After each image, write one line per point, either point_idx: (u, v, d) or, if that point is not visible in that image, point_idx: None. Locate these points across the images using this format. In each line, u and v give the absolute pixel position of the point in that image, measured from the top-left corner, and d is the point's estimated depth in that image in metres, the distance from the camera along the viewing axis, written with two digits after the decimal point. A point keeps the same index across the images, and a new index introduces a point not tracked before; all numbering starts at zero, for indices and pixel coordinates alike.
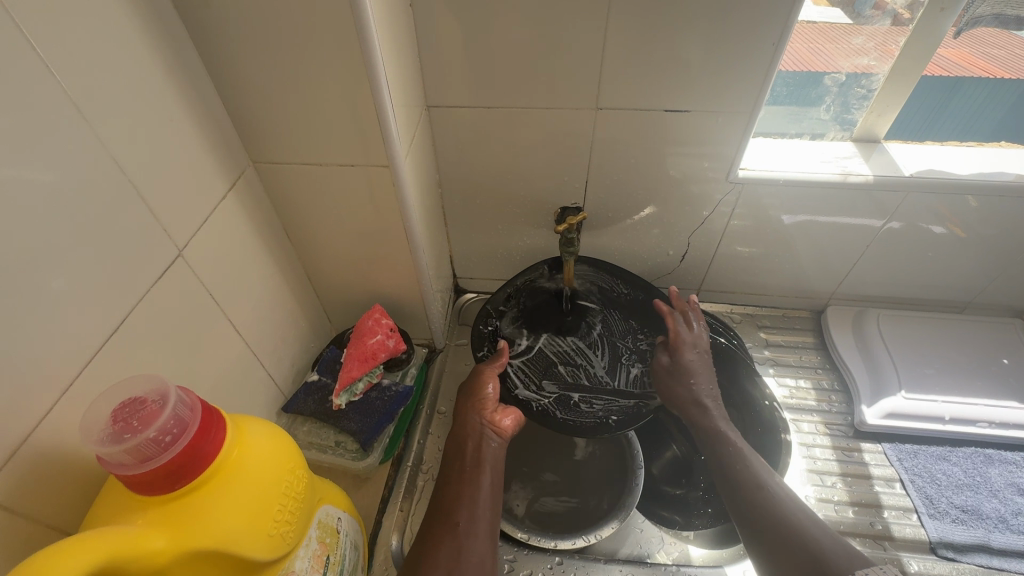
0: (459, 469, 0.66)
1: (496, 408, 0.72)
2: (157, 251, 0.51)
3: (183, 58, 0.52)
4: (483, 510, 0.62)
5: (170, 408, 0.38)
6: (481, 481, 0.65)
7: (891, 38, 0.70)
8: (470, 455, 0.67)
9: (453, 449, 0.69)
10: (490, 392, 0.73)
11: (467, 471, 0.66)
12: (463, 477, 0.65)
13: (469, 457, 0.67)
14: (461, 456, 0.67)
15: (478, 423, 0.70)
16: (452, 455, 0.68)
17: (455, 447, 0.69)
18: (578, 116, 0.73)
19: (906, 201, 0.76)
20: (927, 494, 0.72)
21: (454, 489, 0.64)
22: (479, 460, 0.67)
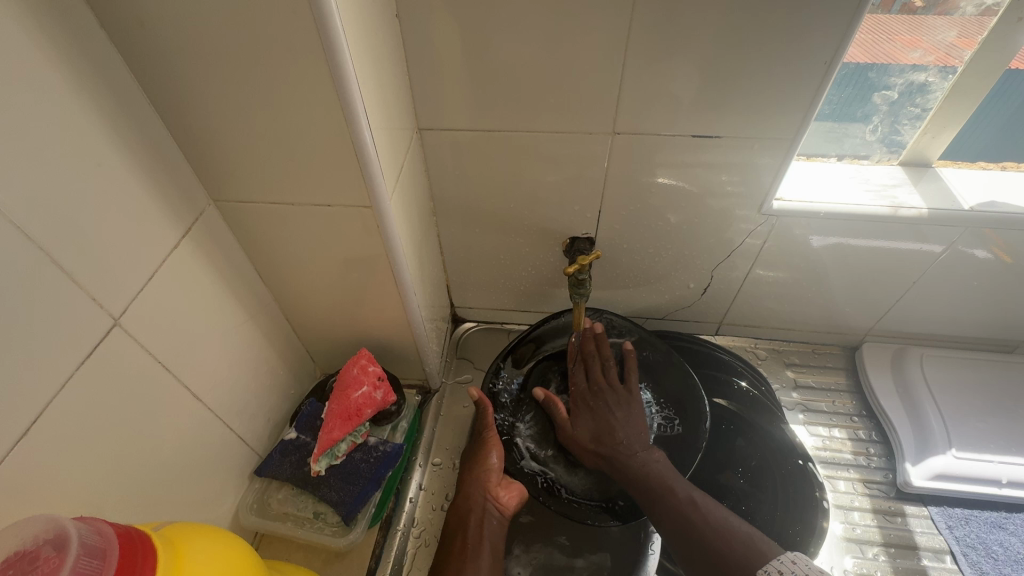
0: (459, 549, 0.63)
1: (500, 482, 0.68)
2: (86, 323, 0.42)
3: (119, 88, 0.44)
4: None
5: (71, 563, 0.29)
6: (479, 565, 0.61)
7: (954, 51, 0.60)
8: (471, 534, 0.64)
9: (454, 524, 0.65)
10: (495, 464, 0.69)
11: (467, 552, 0.62)
12: (463, 559, 0.61)
13: (470, 534, 0.64)
14: (461, 535, 0.64)
15: (481, 499, 0.66)
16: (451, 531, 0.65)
17: (456, 523, 0.65)
18: (590, 140, 0.64)
19: (964, 233, 0.67)
20: (982, 570, 0.67)
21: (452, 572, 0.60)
22: (481, 541, 0.63)
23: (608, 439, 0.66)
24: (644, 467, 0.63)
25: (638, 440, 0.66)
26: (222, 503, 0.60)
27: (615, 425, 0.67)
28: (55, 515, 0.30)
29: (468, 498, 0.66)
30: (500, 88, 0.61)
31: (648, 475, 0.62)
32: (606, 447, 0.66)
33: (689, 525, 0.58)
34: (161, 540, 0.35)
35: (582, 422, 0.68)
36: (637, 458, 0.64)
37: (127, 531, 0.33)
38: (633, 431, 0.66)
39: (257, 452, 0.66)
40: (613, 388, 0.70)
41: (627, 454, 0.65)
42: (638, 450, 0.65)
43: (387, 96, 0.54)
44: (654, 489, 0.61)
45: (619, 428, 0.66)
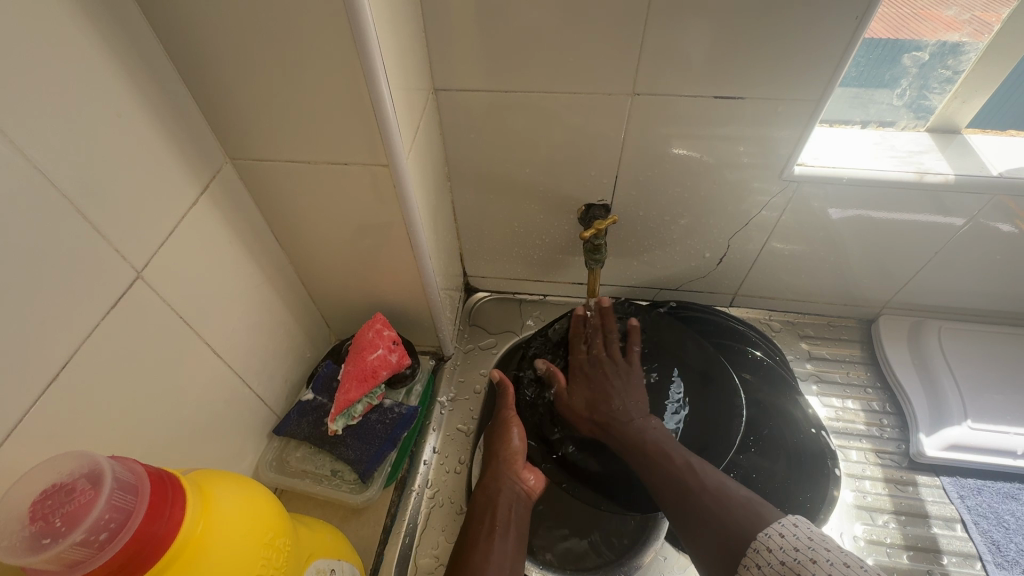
0: (487, 529, 0.61)
1: (524, 463, 0.67)
2: (110, 275, 0.43)
3: (137, 40, 0.43)
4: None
5: (105, 497, 0.30)
6: (508, 546, 0.60)
7: (991, 7, 0.58)
8: (500, 514, 0.62)
9: (480, 505, 0.64)
10: (516, 444, 0.68)
11: (497, 529, 0.61)
12: (492, 538, 0.60)
13: (499, 513, 0.62)
14: (490, 515, 0.62)
15: (509, 482, 0.65)
16: (477, 511, 0.63)
17: (482, 503, 0.64)
18: (608, 103, 0.63)
19: (988, 205, 0.65)
20: (993, 540, 0.68)
21: (480, 549, 0.59)
22: (509, 522, 0.62)
23: (605, 408, 0.68)
24: (640, 433, 0.65)
25: (637, 408, 0.67)
26: (243, 458, 0.61)
27: (610, 393, 0.69)
28: (91, 453, 0.32)
29: (495, 479, 0.65)
30: (517, 47, 0.59)
31: (643, 440, 0.64)
32: (600, 415, 0.68)
33: (693, 493, 0.57)
34: (189, 483, 0.35)
35: (579, 389, 0.71)
36: (633, 424, 0.66)
37: (158, 471, 0.34)
38: (631, 401, 0.68)
39: (275, 412, 0.67)
40: (609, 363, 0.72)
41: (623, 422, 0.66)
42: (636, 417, 0.66)
43: (404, 53, 0.53)
44: (649, 455, 0.62)
45: (615, 397, 0.69)
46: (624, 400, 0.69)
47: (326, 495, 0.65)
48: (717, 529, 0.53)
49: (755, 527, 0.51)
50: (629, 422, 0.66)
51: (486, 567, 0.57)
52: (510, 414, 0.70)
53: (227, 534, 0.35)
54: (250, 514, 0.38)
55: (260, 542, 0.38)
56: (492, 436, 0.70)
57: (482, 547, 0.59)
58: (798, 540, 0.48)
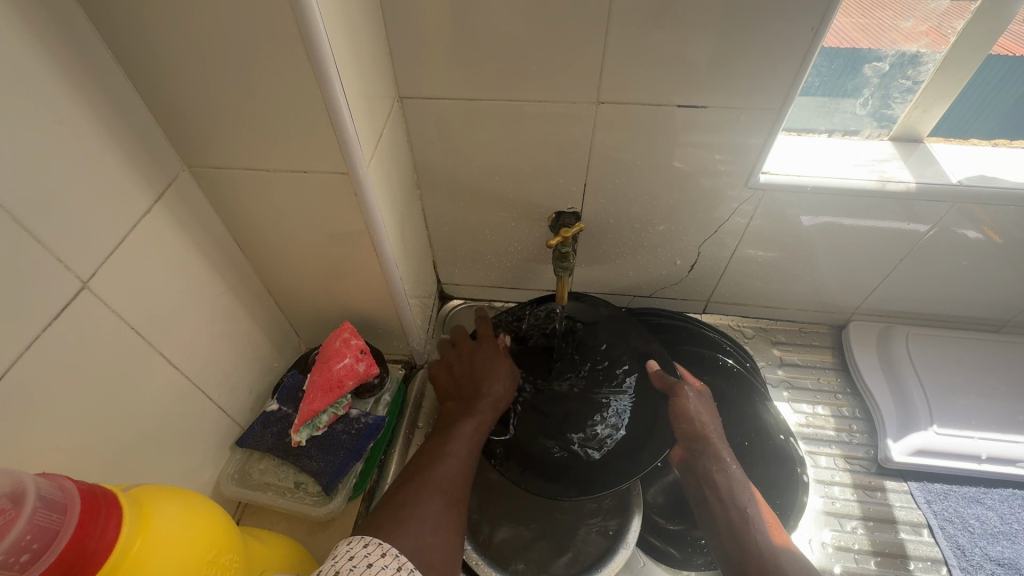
0: (462, 438, 0.62)
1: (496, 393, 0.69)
2: (53, 287, 0.42)
3: (83, 46, 0.43)
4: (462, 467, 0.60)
5: (28, 516, 0.29)
6: (469, 463, 0.61)
7: (946, 22, 0.59)
8: (470, 439, 0.63)
9: (461, 419, 0.64)
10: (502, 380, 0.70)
11: (463, 443, 0.62)
12: (460, 451, 0.61)
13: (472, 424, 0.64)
14: (463, 435, 0.63)
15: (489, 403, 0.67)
16: (452, 428, 0.63)
17: (458, 416, 0.65)
18: (574, 111, 0.63)
19: (949, 212, 0.66)
20: (959, 544, 0.68)
21: (443, 457, 0.59)
22: (477, 442, 0.63)
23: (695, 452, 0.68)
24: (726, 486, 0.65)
25: (714, 461, 0.67)
26: (203, 471, 0.60)
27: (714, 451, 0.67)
28: (15, 471, 0.30)
29: (477, 397, 0.67)
30: (481, 56, 0.59)
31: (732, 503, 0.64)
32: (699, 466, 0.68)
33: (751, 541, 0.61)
34: (125, 498, 0.34)
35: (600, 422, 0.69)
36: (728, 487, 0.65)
37: (91, 485, 0.33)
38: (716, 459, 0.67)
39: (238, 423, 0.66)
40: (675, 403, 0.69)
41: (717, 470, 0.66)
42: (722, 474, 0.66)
43: (364, 60, 0.53)
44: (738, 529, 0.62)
45: (710, 436, 0.68)
46: (688, 430, 0.68)
47: (289, 508, 0.64)
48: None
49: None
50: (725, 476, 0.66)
51: (443, 459, 0.59)
52: (501, 362, 0.71)
53: (166, 551, 0.34)
54: (192, 532, 0.37)
55: (203, 560, 0.37)
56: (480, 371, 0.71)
57: (453, 458, 0.60)
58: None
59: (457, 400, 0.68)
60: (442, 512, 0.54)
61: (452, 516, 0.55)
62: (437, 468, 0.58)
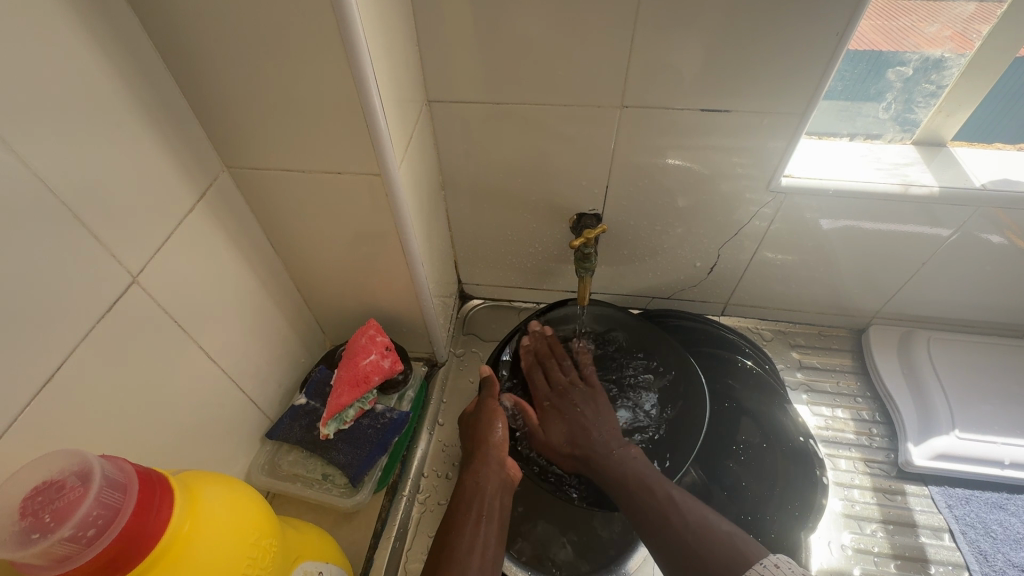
0: (472, 520, 0.58)
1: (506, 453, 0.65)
2: (106, 280, 0.44)
3: (136, 53, 0.45)
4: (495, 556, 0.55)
5: (94, 493, 0.31)
6: (487, 530, 0.57)
7: (972, 27, 0.60)
8: (486, 504, 0.59)
9: (472, 483, 0.61)
10: (497, 435, 0.66)
11: (478, 511, 0.58)
12: (478, 520, 0.58)
13: (487, 502, 0.60)
14: (478, 499, 0.60)
15: (490, 469, 0.63)
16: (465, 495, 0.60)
17: (466, 479, 0.62)
18: (598, 115, 0.64)
19: (973, 216, 0.66)
20: (981, 550, 0.68)
21: (462, 533, 0.56)
22: (492, 503, 0.60)
23: (585, 442, 0.66)
24: (622, 465, 0.63)
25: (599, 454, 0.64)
26: (235, 461, 0.62)
27: (586, 424, 0.67)
28: (82, 452, 0.33)
29: (482, 450, 0.64)
30: (508, 62, 0.61)
31: (626, 473, 0.61)
32: (580, 448, 0.65)
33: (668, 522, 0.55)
34: (177, 483, 0.36)
35: (556, 428, 0.67)
36: (613, 456, 0.63)
37: (146, 470, 0.35)
38: (609, 430, 0.66)
39: (268, 416, 0.68)
40: (578, 386, 0.72)
41: (603, 456, 0.64)
42: (614, 448, 0.64)
43: (397, 65, 0.54)
44: (630, 490, 0.60)
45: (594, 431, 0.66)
46: (571, 433, 0.67)
47: (316, 499, 0.65)
48: (698, 572, 0.50)
49: (729, 551, 0.50)
50: (609, 455, 0.63)
51: (472, 555, 0.54)
52: (495, 405, 0.69)
53: (214, 533, 0.36)
54: (236, 517, 0.38)
55: (247, 542, 0.38)
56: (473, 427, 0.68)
57: (472, 527, 0.57)
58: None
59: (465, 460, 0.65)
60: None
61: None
62: (458, 545, 0.55)
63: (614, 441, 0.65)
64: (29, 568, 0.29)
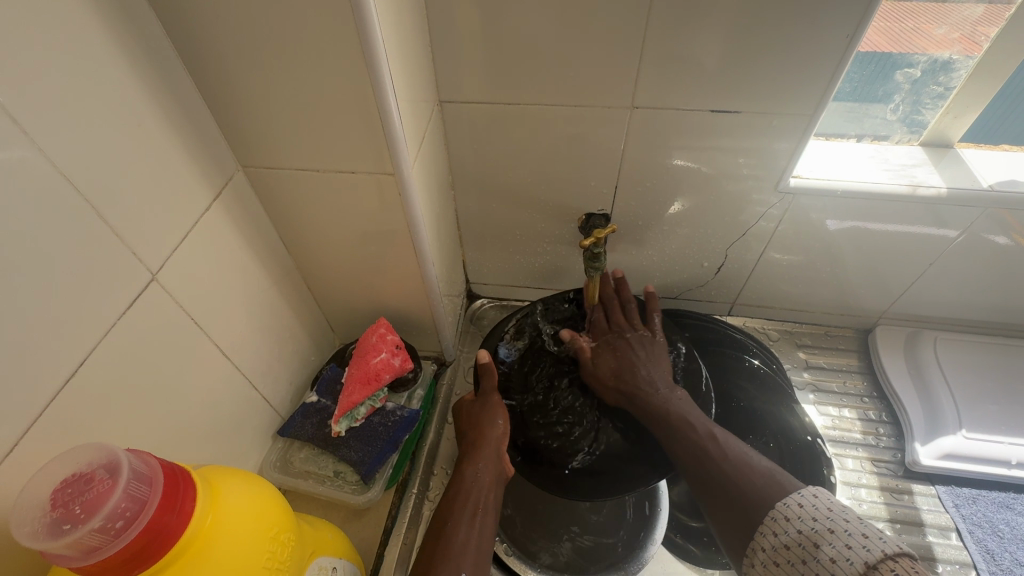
0: (468, 509, 0.58)
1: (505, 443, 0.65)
2: (126, 278, 0.45)
3: (155, 54, 0.46)
4: (479, 550, 0.55)
5: (122, 485, 0.32)
6: (479, 524, 0.57)
7: (980, 29, 0.60)
8: (482, 498, 0.59)
9: (470, 476, 0.61)
10: (497, 429, 0.65)
11: (482, 508, 0.59)
12: (475, 522, 0.57)
13: (478, 494, 0.60)
14: (474, 495, 0.59)
15: (489, 468, 0.62)
16: (464, 486, 0.60)
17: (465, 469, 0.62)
18: (608, 116, 0.65)
19: (980, 217, 0.67)
20: (988, 548, 0.68)
21: (461, 532, 0.56)
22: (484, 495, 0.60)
23: (630, 377, 0.65)
24: (667, 405, 0.62)
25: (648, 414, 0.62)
26: (248, 457, 0.63)
27: (636, 365, 0.66)
28: (109, 445, 0.33)
29: (480, 444, 0.64)
30: (519, 63, 0.62)
31: (670, 410, 0.61)
32: (626, 384, 0.65)
33: (706, 456, 0.56)
34: (199, 477, 0.37)
35: (605, 360, 0.68)
36: (659, 396, 0.62)
37: (171, 466, 0.35)
38: (656, 371, 0.65)
39: (279, 413, 0.68)
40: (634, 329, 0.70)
41: (649, 393, 0.63)
42: (660, 389, 0.63)
43: (410, 66, 0.55)
44: (676, 429, 0.59)
45: (637, 364, 0.66)
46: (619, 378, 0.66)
47: (327, 496, 0.66)
48: (736, 501, 0.53)
49: (768, 484, 0.52)
50: (657, 393, 0.63)
51: (455, 546, 0.55)
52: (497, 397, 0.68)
53: (236, 527, 0.37)
54: (255, 510, 0.39)
55: (266, 536, 0.39)
56: (476, 417, 0.67)
57: (465, 528, 0.56)
58: (817, 511, 0.48)
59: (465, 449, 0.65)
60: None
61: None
62: (453, 543, 0.55)
63: (663, 380, 0.64)
64: (60, 559, 0.30)
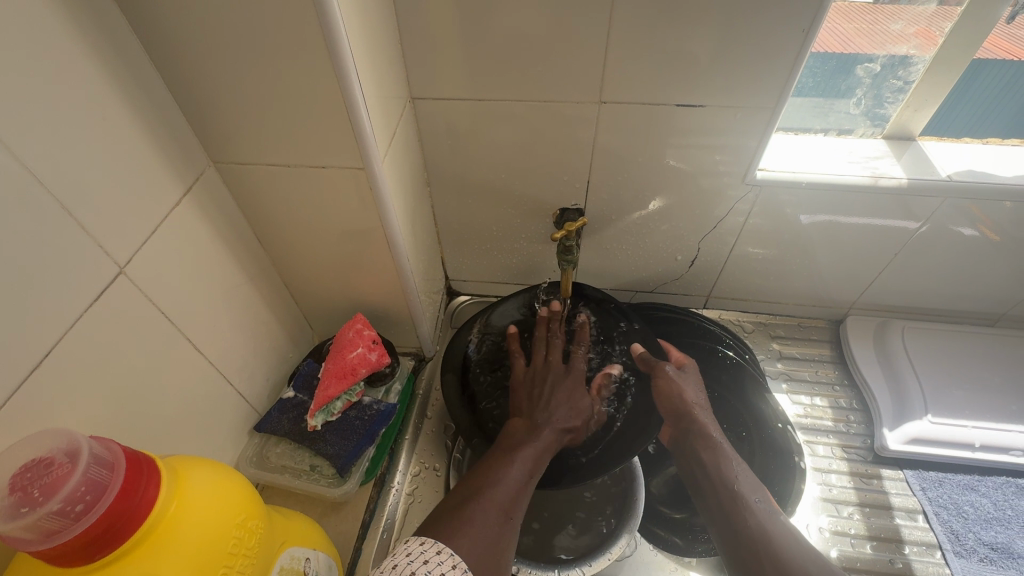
0: (523, 462, 0.59)
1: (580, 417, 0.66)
2: (94, 271, 0.45)
3: (121, 48, 0.46)
4: (518, 500, 0.56)
5: (82, 469, 0.32)
6: (530, 485, 0.58)
7: (935, 24, 0.62)
8: (536, 454, 0.60)
9: (534, 435, 0.62)
10: (582, 404, 0.67)
11: (528, 466, 0.59)
12: (523, 475, 0.58)
13: (532, 449, 0.60)
14: (530, 451, 0.60)
15: (552, 429, 0.63)
16: (519, 439, 0.61)
17: (523, 438, 0.61)
18: (578, 110, 0.66)
19: (942, 207, 0.69)
20: (953, 529, 0.70)
21: (504, 477, 0.57)
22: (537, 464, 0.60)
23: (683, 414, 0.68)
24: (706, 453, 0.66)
25: (701, 438, 0.67)
26: (224, 453, 0.63)
27: (687, 402, 0.68)
28: (71, 431, 0.34)
29: (548, 415, 0.64)
30: (489, 59, 0.63)
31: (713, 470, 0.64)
32: (692, 432, 0.67)
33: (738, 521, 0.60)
34: (164, 465, 0.37)
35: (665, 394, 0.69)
36: (709, 450, 0.66)
37: (134, 452, 0.36)
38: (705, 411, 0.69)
39: (255, 409, 0.68)
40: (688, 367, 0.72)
41: (700, 441, 0.66)
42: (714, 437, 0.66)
43: (380, 61, 0.56)
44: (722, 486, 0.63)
45: (694, 411, 0.68)
46: (672, 409, 0.68)
47: (304, 490, 0.66)
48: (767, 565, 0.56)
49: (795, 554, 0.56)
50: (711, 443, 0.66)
51: (495, 489, 0.56)
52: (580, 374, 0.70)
53: (200, 513, 0.37)
54: (221, 497, 0.39)
55: (233, 522, 0.39)
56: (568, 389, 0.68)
57: (511, 476, 0.57)
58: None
59: (527, 420, 0.64)
60: (499, 536, 0.52)
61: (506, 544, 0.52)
62: (496, 487, 0.56)
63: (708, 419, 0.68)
64: (16, 543, 0.30)
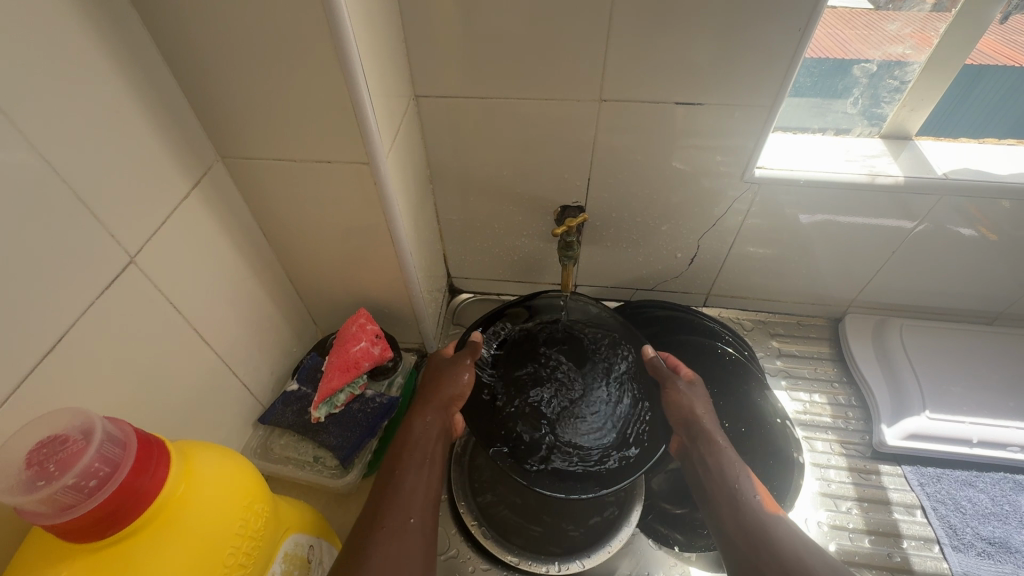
0: (417, 462, 0.59)
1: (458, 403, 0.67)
2: (104, 260, 0.46)
3: (132, 43, 0.47)
4: (422, 499, 0.57)
5: (95, 447, 0.33)
6: (431, 474, 0.59)
7: (929, 25, 0.63)
8: (426, 448, 0.61)
9: (417, 427, 0.63)
10: (458, 385, 0.67)
11: (425, 462, 0.60)
12: (420, 471, 0.59)
13: (419, 447, 0.61)
14: (419, 445, 0.61)
15: (427, 420, 0.63)
16: (410, 435, 0.62)
17: (416, 426, 0.63)
18: (578, 109, 0.67)
19: (939, 205, 0.69)
20: (951, 524, 0.70)
21: (408, 478, 0.58)
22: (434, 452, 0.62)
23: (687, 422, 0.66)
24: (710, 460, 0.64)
25: (706, 444, 0.65)
26: (228, 444, 0.64)
27: (687, 410, 0.67)
28: (85, 410, 0.35)
29: (434, 400, 0.65)
30: (491, 58, 0.64)
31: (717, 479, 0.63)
32: (695, 439, 0.66)
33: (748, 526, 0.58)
34: (173, 446, 0.38)
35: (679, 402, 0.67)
36: (708, 456, 0.64)
37: (145, 433, 0.37)
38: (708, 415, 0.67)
39: (260, 402, 0.69)
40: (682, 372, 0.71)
41: (699, 449, 0.66)
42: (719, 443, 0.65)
43: (384, 59, 0.57)
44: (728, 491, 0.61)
45: (700, 417, 0.66)
46: (682, 417, 0.67)
47: (307, 481, 0.67)
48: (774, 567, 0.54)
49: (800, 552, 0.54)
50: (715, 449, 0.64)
51: (402, 489, 0.56)
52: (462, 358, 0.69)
53: (207, 494, 0.38)
54: (228, 479, 0.40)
55: (240, 504, 0.40)
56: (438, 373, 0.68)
57: (411, 475, 0.58)
58: None
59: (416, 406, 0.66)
60: (408, 537, 0.52)
61: (423, 538, 0.53)
62: (400, 487, 0.57)
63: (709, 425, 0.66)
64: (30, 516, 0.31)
